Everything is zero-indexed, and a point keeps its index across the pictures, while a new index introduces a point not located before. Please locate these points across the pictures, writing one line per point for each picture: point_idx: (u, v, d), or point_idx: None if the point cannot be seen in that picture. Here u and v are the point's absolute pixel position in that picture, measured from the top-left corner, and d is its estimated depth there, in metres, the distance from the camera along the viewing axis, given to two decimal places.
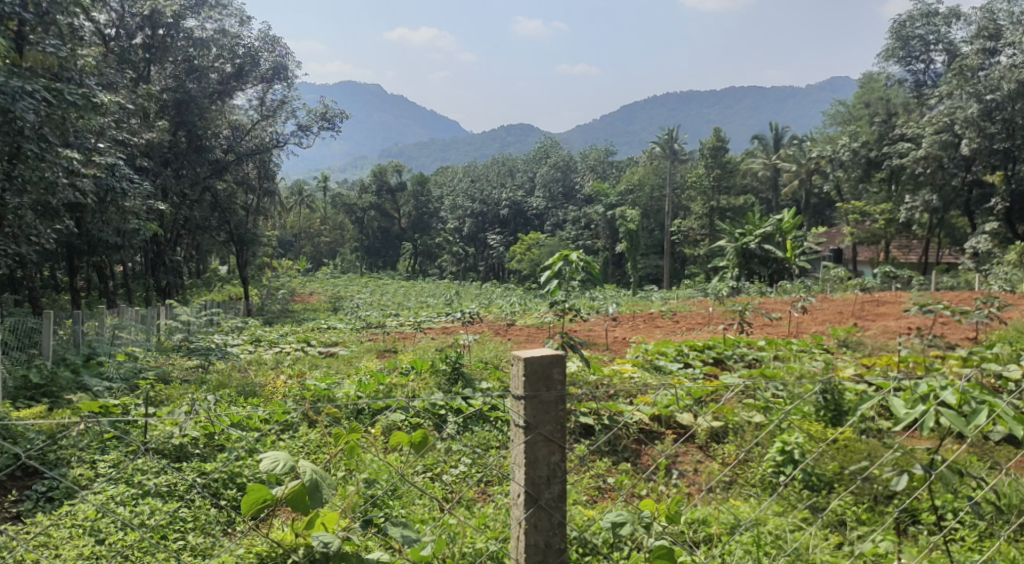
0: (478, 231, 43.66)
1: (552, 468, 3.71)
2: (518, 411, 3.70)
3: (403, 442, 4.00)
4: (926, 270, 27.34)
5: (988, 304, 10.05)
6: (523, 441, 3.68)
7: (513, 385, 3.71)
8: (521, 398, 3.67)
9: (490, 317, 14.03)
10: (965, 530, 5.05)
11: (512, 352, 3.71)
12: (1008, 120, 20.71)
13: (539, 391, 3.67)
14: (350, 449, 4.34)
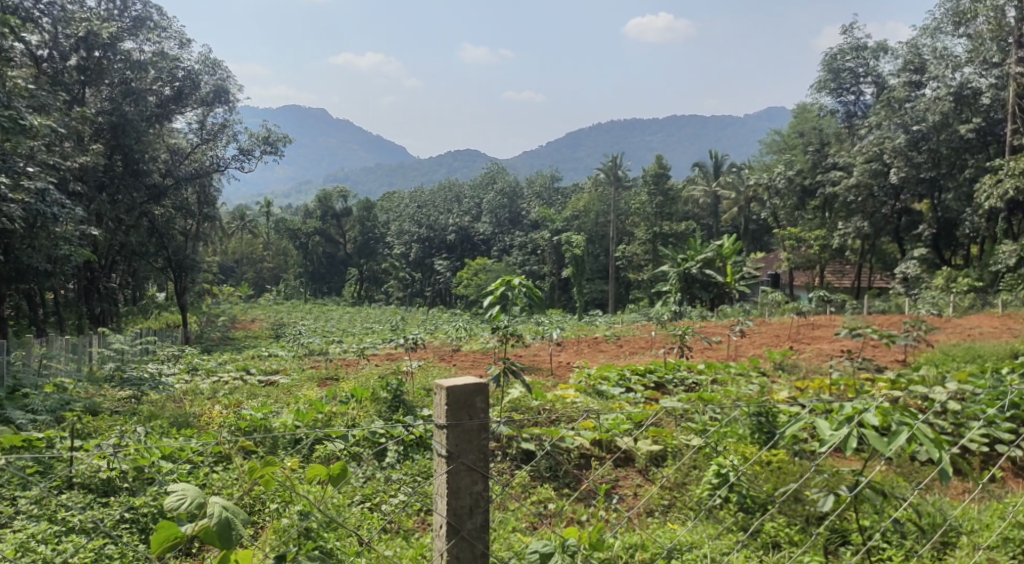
0: (424, 256, 43.51)
1: (474, 497, 3.75)
2: (440, 441, 3.73)
3: (321, 476, 3.88)
4: (860, 295, 28.15)
5: (915, 328, 10.41)
6: (445, 470, 3.71)
7: (436, 414, 3.74)
8: (444, 427, 3.71)
9: (434, 343, 14.03)
10: (892, 550, 5.18)
11: (434, 382, 3.75)
12: (933, 151, 21.66)
13: (462, 420, 3.72)
14: (264, 483, 4.24)
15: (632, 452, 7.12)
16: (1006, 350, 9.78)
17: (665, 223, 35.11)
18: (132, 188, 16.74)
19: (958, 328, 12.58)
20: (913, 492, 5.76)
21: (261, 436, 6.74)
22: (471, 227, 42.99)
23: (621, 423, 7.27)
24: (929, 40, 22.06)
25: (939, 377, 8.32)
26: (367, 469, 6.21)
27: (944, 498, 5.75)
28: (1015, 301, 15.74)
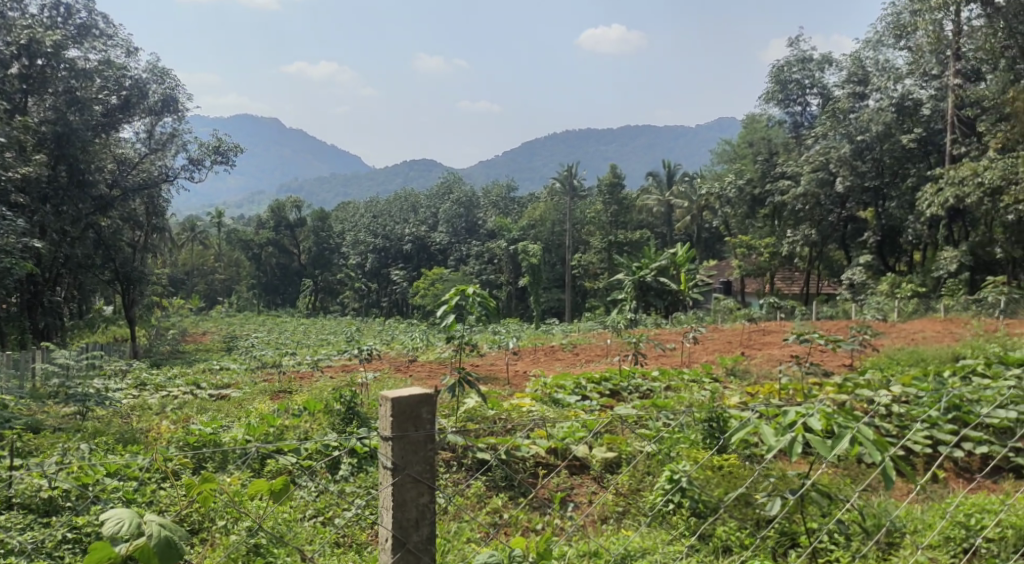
0: (381, 266, 43.56)
1: (421, 509, 3.76)
2: (387, 453, 3.74)
3: (264, 491, 4.15)
4: (809, 301, 28.68)
5: (861, 333, 10.64)
6: (391, 483, 3.72)
7: (381, 426, 3.75)
8: (390, 439, 3.72)
9: (390, 353, 13.95)
10: (839, 552, 5.28)
11: (380, 394, 3.75)
12: (877, 160, 22.27)
13: (407, 431, 3.73)
14: (203, 500, 4.23)
15: (587, 459, 7.17)
16: (948, 354, 10.01)
17: (620, 231, 35.42)
18: (77, 199, 16.40)
19: (903, 332, 12.87)
20: (858, 493, 5.85)
21: (211, 451, 6.66)
22: (428, 237, 43.01)
23: (576, 431, 7.31)
24: (871, 53, 22.60)
25: (884, 381, 8.49)
26: (319, 482, 6.17)
27: (888, 498, 5.84)
28: (957, 306, 16.16)
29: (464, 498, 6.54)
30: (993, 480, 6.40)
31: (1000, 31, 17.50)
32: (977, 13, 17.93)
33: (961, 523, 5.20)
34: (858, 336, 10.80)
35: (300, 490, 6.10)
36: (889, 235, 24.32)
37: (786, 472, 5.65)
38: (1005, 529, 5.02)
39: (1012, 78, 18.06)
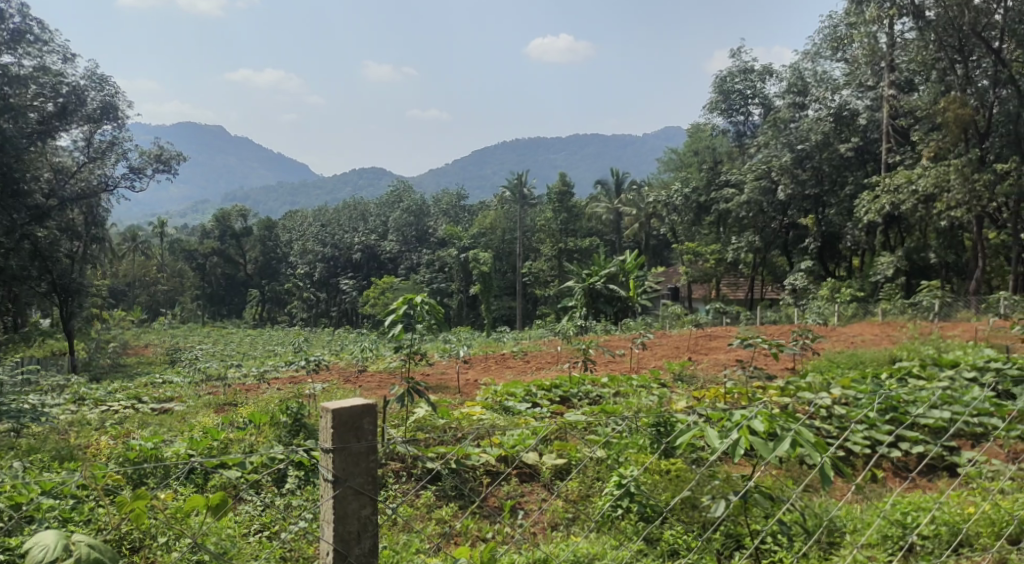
0: (330, 276, 43.19)
1: (362, 522, 3.75)
2: (327, 465, 3.73)
3: (198, 505, 4.27)
4: (755, 306, 29.17)
5: (803, 337, 10.88)
6: (332, 495, 3.71)
7: (322, 438, 3.74)
8: (330, 451, 3.71)
9: (339, 364, 13.81)
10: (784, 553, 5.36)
11: (321, 406, 3.74)
12: (817, 168, 22.79)
13: (348, 443, 3.72)
14: (134, 517, 4.18)
15: (537, 467, 7.19)
16: (886, 356, 10.27)
17: (569, 239, 35.62)
18: (11, 209, 16.05)
19: (844, 336, 13.16)
20: (799, 494, 5.95)
21: (152, 466, 6.55)
22: (378, 245, 42.64)
23: (526, 438, 7.34)
24: (810, 64, 23.16)
25: (824, 384, 8.67)
26: (266, 496, 6.10)
27: (828, 498, 5.95)
28: (894, 309, 16.60)
29: (414, 508, 6.52)
30: (929, 479, 6.55)
31: (931, 43, 18.13)
32: (909, 26, 18.50)
33: (898, 520, 5.31)
34: (801, 340, 11.02)
35: (246, 505, 6.02)
36: (830, 241, 24.88)
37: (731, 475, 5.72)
38: (938, 526, 5.14)
39: (943, 89, 18.66)
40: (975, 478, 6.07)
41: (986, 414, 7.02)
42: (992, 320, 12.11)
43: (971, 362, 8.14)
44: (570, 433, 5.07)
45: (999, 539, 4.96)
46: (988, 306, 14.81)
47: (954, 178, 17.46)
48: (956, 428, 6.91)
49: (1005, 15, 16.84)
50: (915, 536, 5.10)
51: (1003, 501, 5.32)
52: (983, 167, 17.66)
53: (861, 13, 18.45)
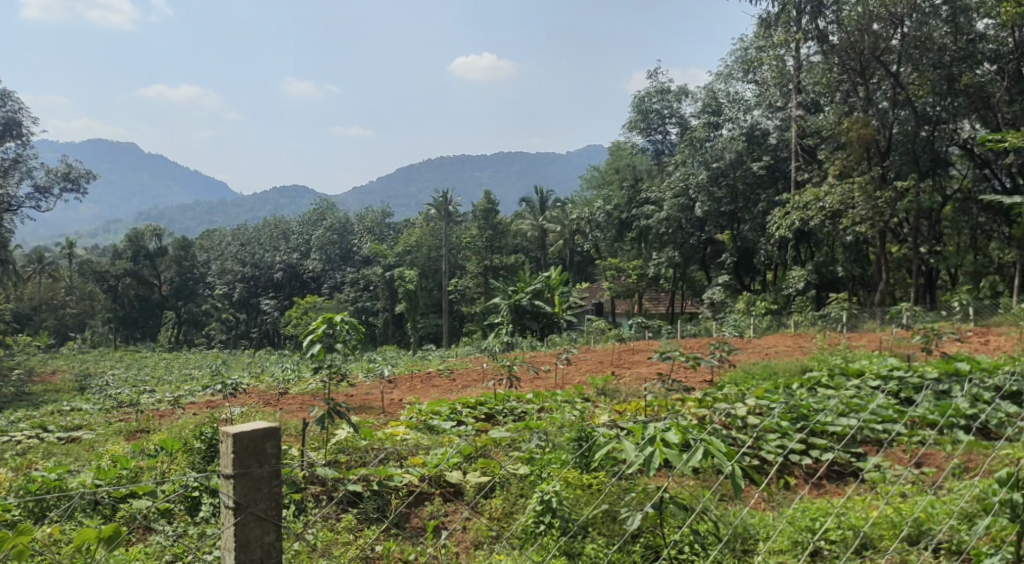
0: (250, 296, 42.80)
1: (266, 549, 3.66)
2: (228, 492, 3.63)
3: (92, 537, 4.17)
4: (676, 320, 29.78)
5: (720, 349, 11.13)
6: (233, 522, 3.62)
7: (222, 463, 3.64)
8: (231, 477, 3.61)
9: (260, 386, 13.50)
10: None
11: (221, 431, 3.64)
12: (731, 186, 23.42)
13: (250, 468, 3.63)
14: (16, 554, 3.93)
15: (461, 485, 7.14)
16: (797, 366, 10.60)
17: (494, 256, 35.85)
18: None
19: (759, 347, 13.55)
20: (716, 505, 6.02)
21: (56, 498, 6.33)
22: (300, 264, 42.51)
23: (450, 456, 7.28)
24: (723, 85, 23.96)
25: (739, 394, 8.87)
26: (179, 526, 5.90)
27: (742, 506, 6.04)
28: (806, 321, 17.18)
29: (335, 532, 6.37)
30: (841, 485, 6.71)
31: (835, 66, 18.76)
32: (814, 50, 19.16)
33: (812, 528, 5.40)
34: (717, 352, 11.26)
35: (157, 535, 5.82)
36: (745, 256, 25.63)
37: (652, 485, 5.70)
38: (844, 530, 5.28)
39: (847, 109, 19.34)
40: (881, 482, 6.24)
41: (891, 420, 7.25)
42: (894, 329, 12.66)
43: (876, 371, 8.46)
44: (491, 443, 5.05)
45: (901, 543, 5.10)
46: (891, 316, 15.49)
47: (858, 196, 18.36)
48: (862, 435, 7.13)
49: (902, 39, 17.60)
50: (823, 540, 5.24)
51: (903, 504, 5.50)
52: (883, 184, 18.62)
53: (769, 36, 19.12)
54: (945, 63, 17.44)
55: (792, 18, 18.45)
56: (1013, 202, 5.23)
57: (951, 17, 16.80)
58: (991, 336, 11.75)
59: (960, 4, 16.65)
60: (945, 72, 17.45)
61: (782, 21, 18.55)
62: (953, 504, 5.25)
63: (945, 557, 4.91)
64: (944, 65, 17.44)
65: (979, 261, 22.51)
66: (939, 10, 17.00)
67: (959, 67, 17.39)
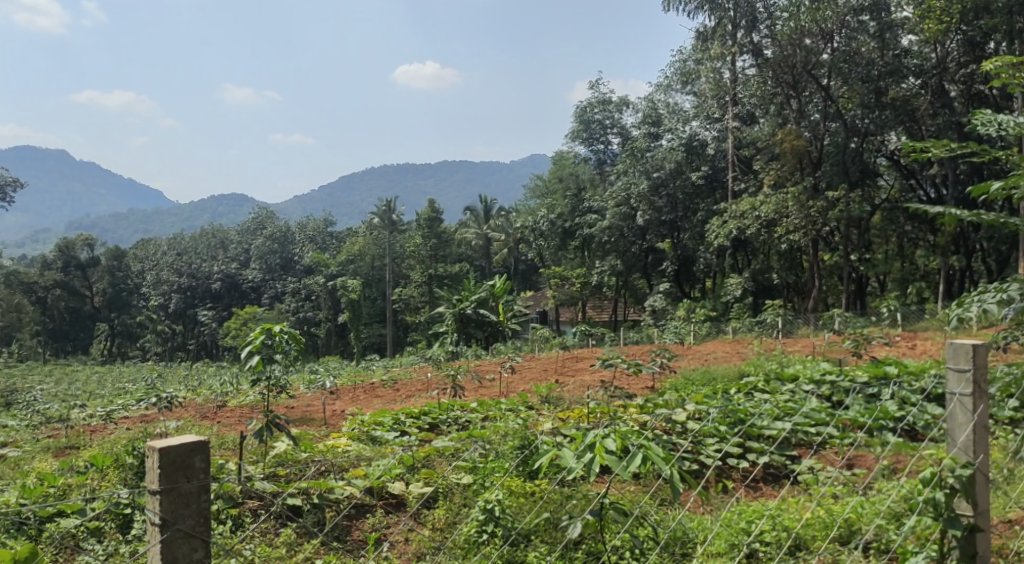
0: (186, 307, 41.58)
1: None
2: (153, 508, 3.03)
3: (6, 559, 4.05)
4: (619, 327, 30.07)
5: (660, 356, 11.30)
6: (158, 540, 3.02)
7: (146, 478, 3.05)
8: (156, 494, 3.01)
9: (196, 399, 13.17)
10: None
11: (145, 444, 3.05)
12: (671, 196, 23.94)
13: (177, 483, 3.03)
14: None
15: (403, 496, 7.07)
16: (735, 372, 10.79)
17: (438, 265, 35.83)
18: None
19: (698, 354, 13.75)
20: (657, 510, 6.06)
21: None
22: (239, 274, 42.12)
23: (393, 467, 7.22)
24: (663, 96, 24.41)
25: (680, 400, 8.92)
26: (109, 545, 5.71)
27: (682, 511, 6.08)
28: (744, 327, 17.50)
29: (273, 547, 6.20)
30: (777, 487, 6.84)
31: (769, 79, 19.44)
32: (749, 63, 19.61)
33: (748, 532, 5.49)
34: (658, 359, 11.43)
35: (86, 555, 5.64)
36: (685, 265, 26.04)
37: (591, 490, 5.64)
38: (777, 532, 5.38)
39: (782, 121, 20.14)
40: (815, 483, 6.38)
41: (824, 423, 7.47)
42: (827, 335, 12.99)
43: (809, 376, 8.64)
44: (430, 448, 5.01)
45: (832, 542, 5.24)
46: (824, 322, 15.86)
47: (792, 205, 18.79)
48: (796, 437, 7.30)
49: (832, 54, 18.24)
50: (758, 542, 5.33)
51: (835, 505, 5.63)
52: (816, 194, 19.06)
53: (705, 49, 19.46)
54: (872, 78, 18.04)
55: (728, 31, 18.87)
56: (936, 211, 5.28)
57: (879, 33, 17.45)
58: (917, 341, 12.15)
59: (887, 20, 17.32)
60: (873, 86, 18.02)
61: (719, 34, 18.90)
62: (883, 504, 5.34)
63: (873, 556, 4.99)
64: (872, 79, 18.02)
65: (907, 268, 23.23)
66: (867, 26, 17.58)
67: (886, 81, 18.01)
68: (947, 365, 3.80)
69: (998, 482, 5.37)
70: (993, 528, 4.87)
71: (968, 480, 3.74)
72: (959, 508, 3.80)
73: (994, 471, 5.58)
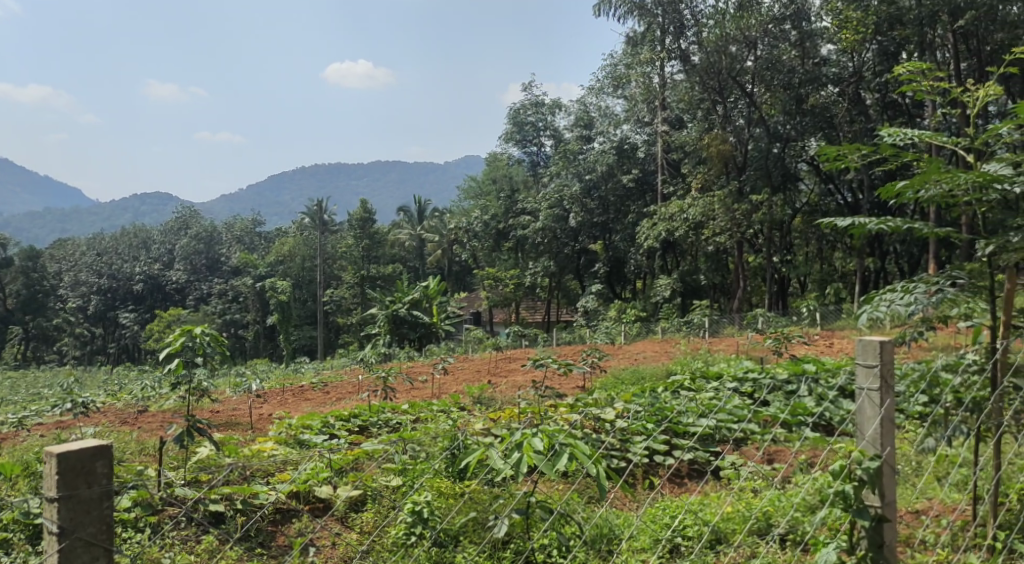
0: (107, 309, 40.33)
1: None
2: (50, 516, 2.89)
3: None
4: (551, 327, 30.25)
5: (591, 356, 11.37)
6: (55, 550, 2.88)
7: (43, 485, 2.89)
8: (55, 501, 2.87)
9: (116, 404, 12.74)
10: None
11: (42, 449, 2.91)
12: (602, 198, 24.34)
13: (77, 489, 2.90)
14: None
15: (330, 501, 6.96)
16: (663, 371, 10.96)
17: (370, 266, 35.49)
18: None
19: (628, 353, 13.92)
20: (583, 508, 6.11)
21: None
22: (162, 275, 41.09)
23: (320, 471, 7.10)
24: (594, 99, 24.67)
25: (608, 399, 8.93)
26: (17, 555, 5.47)
27: (608, 508, 6.12)
28: (672, 327, 17.81)
29: (194, 555, 6.01)
30: (699, 482, 6.96)
31: (697, 85, 19.74)
32: (678, 68, 20.00)
33: (668, 526, 5.60)
34: (589, 359, 11.51)
35: None
36: (616, 266, 26.35)
37: (520, 489, 5.61)
38: (698, 527, 5.50)
39: (709, 126, 20.29)
40: (736, 479, 6.51)
41: (745, 419, 7.65)
42: (750, 334, 13.32)
43: (733, 374, 8.85)
44: (354, 448, 4.93)
45: (750, 534, 5.39)
46: (748, 321, 16.21)
47: (718, 208, 19.19)
48: (720, 433, 7.46)
49: (755, 61, 18.62)
50: (680, 537, 5.42)
51: (754, 500, 5.76)
52: (741, 197, 19.50)
53: (635, 54, 19.45)
54: (794, 85, 18.53)
55: (657, 36, 19.04)
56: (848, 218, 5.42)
57: (799, 41, 17.94)
58: (833, 339, 12.50)
59: (807, 29, 17.88)
60: (794, 93, 18.50)
61: (648, 39, 19.02)
62: (797, 497, 5.49)
63: (789, 547, 5.14)
64: (793, 87, 18.53)
65: (827, 269, 23.95)
66: (788, 35, 18.08)
67: (806, 89, 18.55)
68: (856, 360, 3.87)
69: (904, 474, 5.62)
70: (901, 518, 5.12)
71: (874, 472, 3.80)
72: (867, 500, 3.85)
73: (902, 464, 5.80)
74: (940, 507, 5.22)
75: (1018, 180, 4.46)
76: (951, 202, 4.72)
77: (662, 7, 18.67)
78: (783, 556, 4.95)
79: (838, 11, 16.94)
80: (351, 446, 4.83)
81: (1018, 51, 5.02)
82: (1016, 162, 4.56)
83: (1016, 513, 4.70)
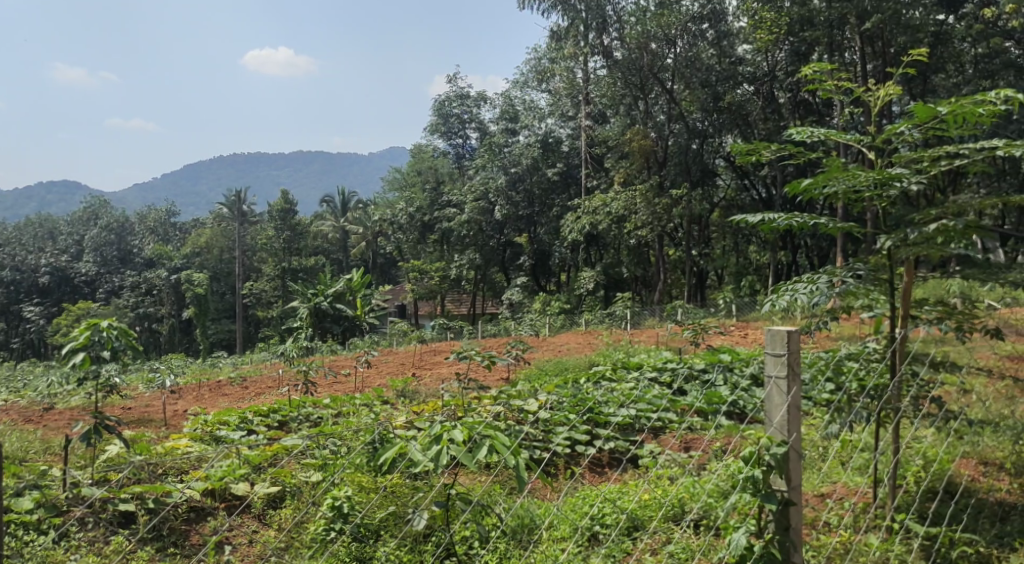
0: (10, 303, 38.59)
1: None
2: None
3: None
4: (476, 320, 30.21)
5: (516, 348, 11.37)
6: None
7: None
8: None
9: (17, 403, 12.13)
10: (491, 556, 5.29)
11: None
12: (528, 191, 24.58)
13: None
14: None
15: (246, 497, 6.78)
16: (586, 361, 11.07)
17: (292, 258, 34.75)
18: None
19: (552, 346, 14.00)
20: (505, 498, 6.11)
21: None
22: (70, 267, 39.53)
23: (236, 468, 6.91)
24: (520, 93, 24.84)
25: (530, 390, 8.95)
26: None
27: (530, 498, 6.12)
28: (595, 319, 17.95)
29: (102, 556, 5.77)
30: (618, 470, 7.04)
31: (619, 81, 19.71)
32: (601, 64, 20.17)
33: (586, 514, 5.66)
34: (514, 351, 11.50)
35: None
36: (541, 258, 26.47)
37: (443, 479, 5.52)
38: (616, 514, 5.59)
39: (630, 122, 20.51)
40: (654, 466, 6.60)
41: (663, 409, 7.79)
42: (670, 325, 13.63)
43: (653, 364, 9.01)
44: (265, 442, 4.75)
45: (665, 521, 5.49)
46: (668, 313, 16.46)
47: (640, 202, 19.44)
48: (640, 423, 7.58)
49: (675, 58, 18.96)
50: (598, 525, 5.49)
51: (669, 488, 5.87)
52: (661, 192, 19.81)
53: (559, 48, 19.37)
54: (711, 83, 18.95)
55: (580, 32, 18.85)
56: (751, 218, 5.34)
57: (716, 40, 18.64)
58: (749, 330, 12.83)
59: (724, 29, 18.52)
60: (712, 91, 18.99)
61: (572, 35, 18.86)
62: (710, 484, 5.57)
63: (702, 531, 5.26)
64: (710, 84, 18.95)
65: (742, 263, 24.59)
66: (705, 34, 18.66)
67: (723, 87, 18.96)
68: (765, 350, 3.93)
69: (811, 459, 5.81)
70: (807, 502, 5.30)
71: (781, 458, 3.88)
72: (774, 485, 3.92)
73: (808, 449, 6.00)
74: (844, 491, 5.40)
75: (915, 177, 4.63)
76: (855, 198, 4.86)
77: (586, 4, 18.45)
78: (696, 541, 5.05)
79: (753, 12, 17.15)
80: (262, 439, 4.65)
81: (918, 53, 5.18)
82: (915, 161, 4.72)
83: (912, 495, 4.94)
